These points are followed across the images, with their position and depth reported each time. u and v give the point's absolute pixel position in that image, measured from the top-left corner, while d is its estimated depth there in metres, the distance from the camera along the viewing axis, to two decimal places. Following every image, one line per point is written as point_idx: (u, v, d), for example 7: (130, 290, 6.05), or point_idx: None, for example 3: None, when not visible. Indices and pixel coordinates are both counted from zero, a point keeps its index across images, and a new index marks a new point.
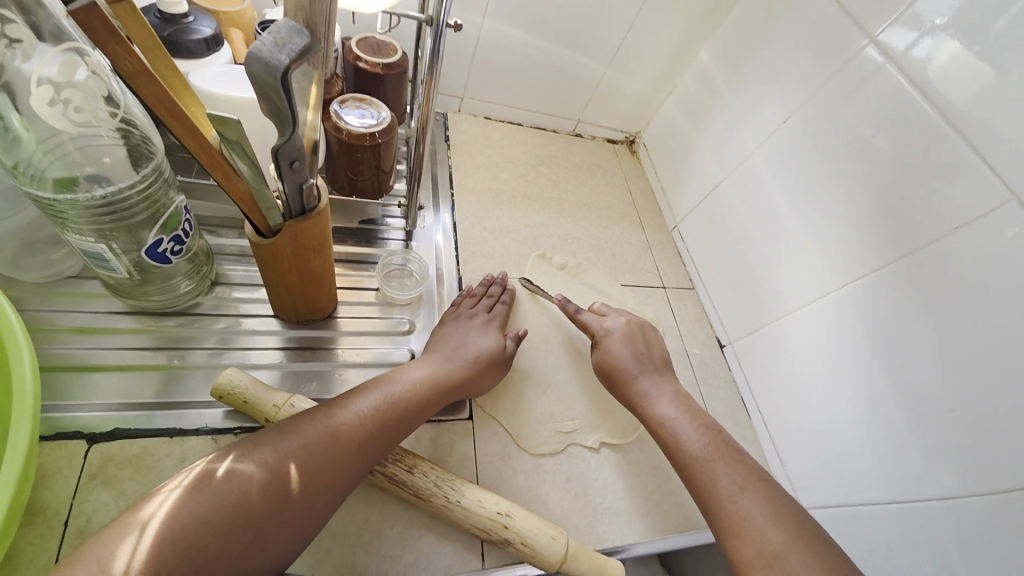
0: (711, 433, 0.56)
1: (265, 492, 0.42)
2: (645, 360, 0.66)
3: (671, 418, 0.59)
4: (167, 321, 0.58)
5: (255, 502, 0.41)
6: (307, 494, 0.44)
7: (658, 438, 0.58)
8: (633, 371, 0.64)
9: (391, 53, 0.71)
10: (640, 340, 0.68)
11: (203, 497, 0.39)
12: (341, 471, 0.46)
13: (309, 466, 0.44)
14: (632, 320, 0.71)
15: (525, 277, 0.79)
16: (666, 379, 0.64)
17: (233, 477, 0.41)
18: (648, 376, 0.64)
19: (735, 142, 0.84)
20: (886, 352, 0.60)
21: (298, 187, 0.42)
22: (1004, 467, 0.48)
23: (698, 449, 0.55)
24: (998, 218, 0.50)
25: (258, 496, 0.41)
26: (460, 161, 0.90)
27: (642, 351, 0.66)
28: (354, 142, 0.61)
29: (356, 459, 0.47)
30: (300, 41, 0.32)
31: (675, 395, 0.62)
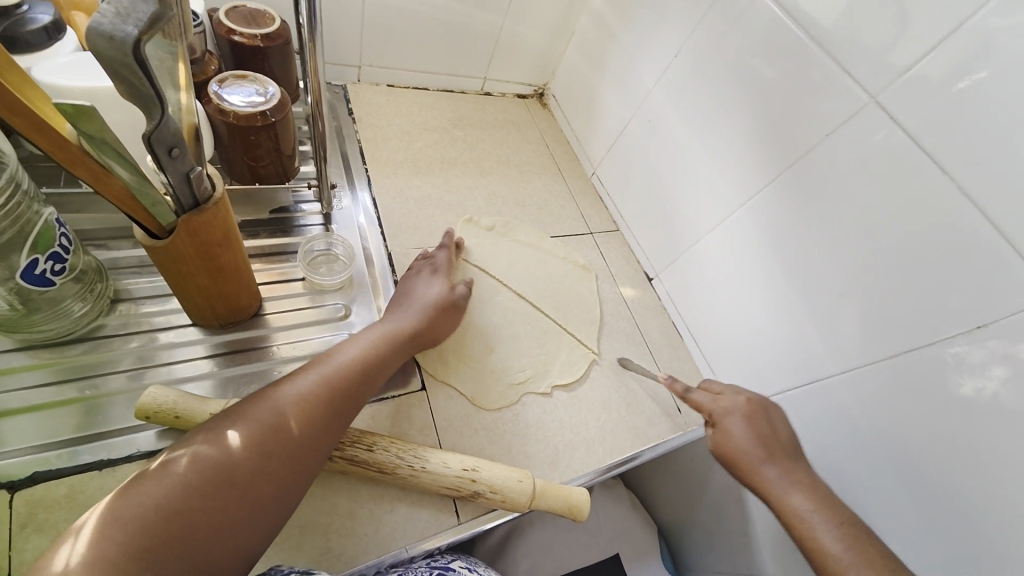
0: (857, 535, 0.51)
1: (238, 467, 0.40)
2: (769, 440, 0.61)
3: (807, 512, 0.54)
4: (68, 351, 0.53)
5: (227, 481, 0.39)
6: (278, 467, 0.42)
7: (794, 535, 0.54)
8: (758, 455, 0.59)
9: (268, 22, 0.65)
10: (763, 420, 0.63)
11: (165, 483, 0.37)
12: (312, 442, 0.45)
13: (282, 438, 0.43)
14: (748, 396, 0.66)
15: (620, 357, 0.76)
16: (798, 462, 0.59)
17: (202, 457, 0.39)
18: (777, 459, 0.58)
19: (636, 82, 0.86)
20: (786, 257, 0.67)
21: (185, 178, 0.39)
22: (886, 336, 0.57)
23: (840, 551, 0.50)
24: (862, 121, 0.57)
25: (228, 476, 0.39)
26: (370, 135, 0.87)
27: (770, 434, 0.61)
28: (244, 124, 0.57)
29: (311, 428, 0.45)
30: (147, 8, 0.29)
31: (810, 484, 0.56)
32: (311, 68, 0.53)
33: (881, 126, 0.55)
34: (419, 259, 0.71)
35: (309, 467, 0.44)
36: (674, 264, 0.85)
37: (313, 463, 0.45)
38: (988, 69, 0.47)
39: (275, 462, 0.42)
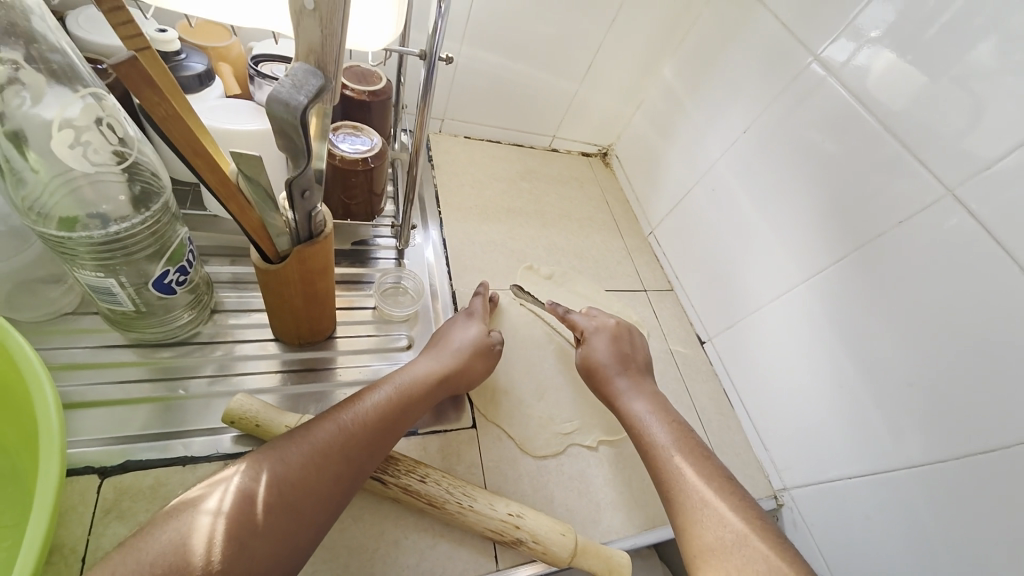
0: (681, 432, 0.59)
1: (289, 482, 0.43)
2: (626, 359, 0.69)
3: (644, 415, 0.61)
4: (164, 353, 0.59)
5: (278, 494, 0.42)
6: (334, 493, 0.45)
7: (631, 431, 0.61)
8: (619, 379, 0.66)
9: (376, 81, 0.74)
10: (626, 341, 0.71)
11: (238, 507, 0.40)
12: (357, 462, 0.47)
13: (330, 456, 0.46)
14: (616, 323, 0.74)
15: (513, 286, 0.82)
16: (644, 380, 0.67)
17: (261, 469, 0.43)
18: (635, 385, 0.65)
19: (701, 151, 0.90)
20: (849, 337, 0.66)
21: (307, 215, 0.45)
22: (961, 433, 0.54)
23: (666, 442, 0.58)
24: (937, 212, 0.57)
25: (281, 490, 0.42)
26: (445, 180, 0.94)
27: (630, 351, 0.70)
28: (348, 167, 0.64)
29: (364, 455, 0.48)
30: (315, 82, 0.35)
31: (652, 395, 0.64)
32: (417, 126, 0.59)
33: (958, 218, 0.55)
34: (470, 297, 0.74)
35: (353, 486, 0.47)
36: (729, 330, 0.85)
37: (356, 482, 0.47)
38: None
39: (332, 488, 0.45)
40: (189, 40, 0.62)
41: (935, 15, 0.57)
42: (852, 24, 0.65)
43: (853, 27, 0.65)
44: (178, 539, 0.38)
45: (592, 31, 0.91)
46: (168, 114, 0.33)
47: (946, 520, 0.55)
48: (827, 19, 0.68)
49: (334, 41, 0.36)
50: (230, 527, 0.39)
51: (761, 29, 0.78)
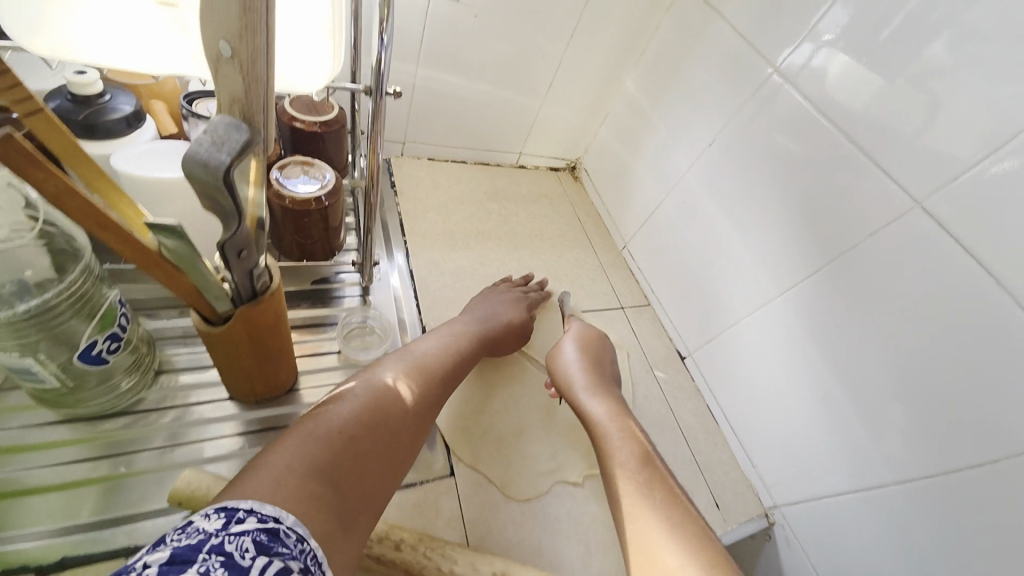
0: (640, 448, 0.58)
1: (352, 431, 0.43)
2: (596, 366, 0.70)
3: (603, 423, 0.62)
4: (107, 425, 0.54)
5: (353, 427, 0.44)
6: (392, 436, 0.47)
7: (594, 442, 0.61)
8: (582, 387, 0.67)
9: (327, 109, 0.70)
10: (598, 352, 0.73)
11: (309, 437, 0.42)
12: (410, 417, 0.50)
13: (388, 407, 0.48)
14: (592, 331, 0.76)
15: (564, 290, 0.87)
16: (609, 390, 0.67)
17: (319, 418, 0.43)
18: (594, 391, 0.66)
19: (669, 164, 0.89)
20: (831, 352, 0.65)
21: (249, 273, 0.41)
22: (950, 449, 0.53)
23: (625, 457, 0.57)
24: (910, 224, 0.56)
25: (359, 420, 0.45)
26: (409, 207, 0.90)
27: (599, 361, 0.71)
28: (299, 208, 0.59)
29: (418, 404, 0.52)
30: (239, 136, 0.31)
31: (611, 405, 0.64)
32: (370, 154, 0.56)
33: (930, 231, 0.54)
34: (493, 287, 0.80)
35: (408, 444, 0.49)
36: (708, 345, 0.83)
37: (410, 439, 0.49)
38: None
39: (389, 428, 0.47)
40: (115, 79, 0.58)
41: (890, 15, 0.56)
42: (812, 31, 0.64)
43: (813, 34, 0.64)
44: (283, 475, 0.38)
45: (552, 48, 0.89)
46: (60, 190, 0.31)
47: (943, 538, 0.54)
48: (785, 31, 0.67)
49: (260, 87, 0.32)
50: (306, 468, 0.39)
51: (721, 40, 0.77)
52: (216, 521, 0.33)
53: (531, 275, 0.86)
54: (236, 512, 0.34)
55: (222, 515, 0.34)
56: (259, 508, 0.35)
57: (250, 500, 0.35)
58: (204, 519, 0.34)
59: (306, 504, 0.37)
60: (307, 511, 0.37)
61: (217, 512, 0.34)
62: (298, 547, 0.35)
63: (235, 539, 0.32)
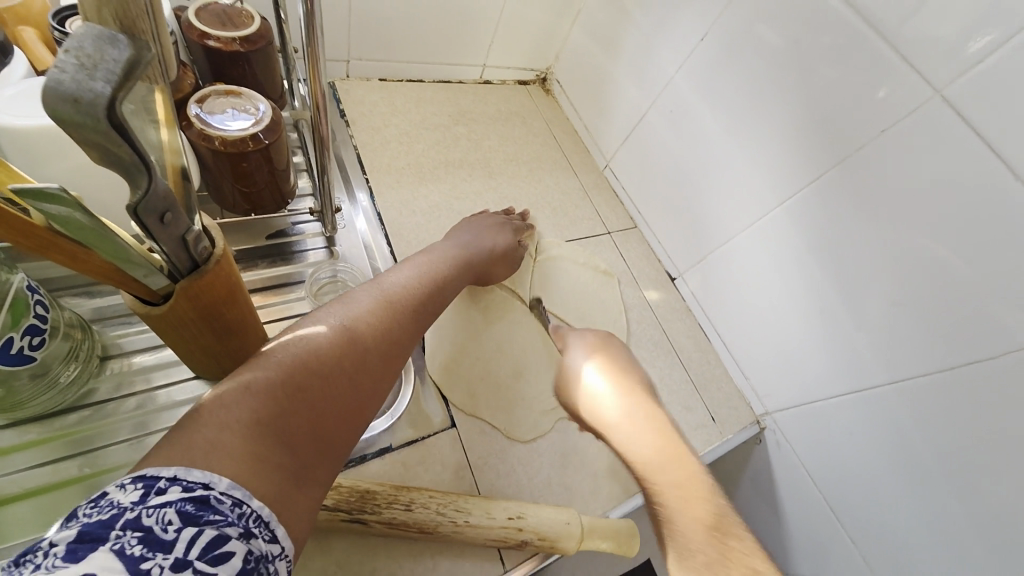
0: None
1: (307, 378, 0.37)
2: (624, 372, 0.65)
3: None
4: (66, 421, 0.48)
5: (302, 373, 0.37)
6: (356, 384, 0.40)
7: None
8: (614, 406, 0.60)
9: (246, 22, 0.57)
10: (616, 356, 0.67)
11: (250, 380, 0.35)
12: (381, 347, 0.43)
13: (351, 342, 0.41)
14: (598, 334, 0.71)
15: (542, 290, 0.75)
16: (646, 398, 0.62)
17: (266, 362, 0.36)
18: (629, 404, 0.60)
19: (654, 67, 0.79)
20: (828, 260, 0.63)
21: (182, 241, 0.33)
22: (947, 347, 0.53)
23: None
24: (926, 117, 0.51)
25: (311, 367, 0.37)
26: (366, 139, 0.79)
27: None
28: (234, 150, 0.48)
29: (391, 347, 0.44)
30: (118, 54, 0.22)
31: None
32: (311, 75, 0.45)
33: (948, 124, 0.50)
34: (478, 215, 0.74)
35: (378, 378, 0.42)
36: (701, 264, 0.81)
37: (379, 374, 0.42)
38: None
39: (351, 374, 0.40)
40: None
41: None
42: None
43: None
44: (217, 432, 0.32)
45: None
46: None
47: (932, 431, 0.55)
48: None
49: None
50: (247, 420, 0.33)
51: None
52: (132, 494, 0.28)
53: (513, 208, 0.81)
54: (156, 482, 0.29)
55: (140, 486, 0.28)
56: (185, 474, 0.29)
57: (174, 466, 0.29)
58: (118, 491, 0.28)
59: (248, 462, 0.31)
60: (250, 474, 0.31)
61: (134, 482, 0.29)
62: (236, 512, 0.29)
63: (155, 512, 0.27)
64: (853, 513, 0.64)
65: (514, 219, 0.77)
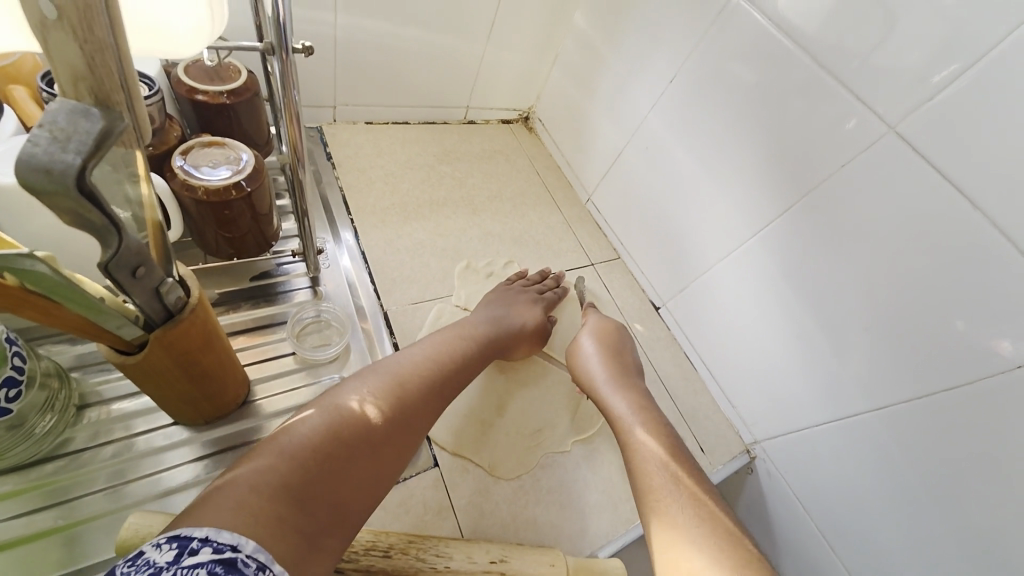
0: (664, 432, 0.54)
1: (332, 446, 0.39)
2: (619, 353, 0.66)
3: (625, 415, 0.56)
4: (41, 472, 0.48)
5: (329, 442, 0.39)
6: (377, 453, 0.42)
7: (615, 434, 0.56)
8: (603, 376, 0.62)
9: (233, 75, 0.60)
10: (618, 339, 0.68)
11: (282, 447, 0.37)
12: (405, 424, 0.45)
13: (378, 416, 0.44)
14: (609, 321, 0.71)
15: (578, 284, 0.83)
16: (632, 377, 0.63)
17: (298, 429, 0.39)
18: (614, 380, 0.61)
19: (629, 106, 0.83)
20: (802, 289, 0.64)
21: (155, 292, 0.33)
22: (921, 373, 0.53)
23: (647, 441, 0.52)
24: (884, 151, 0.54)
25: (339, 436, 0.40)
26: (352, 180, 0.81)
27: (617, 348, 0.66)
28: (217, 198, 0.50)
29: (416, 418, 0.47)
30: (89, 125, 0.24)
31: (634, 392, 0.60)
32: (290, 120, 0.47)
33: (905, 158, 0.52)
34: (508, 281, 0.77)
35: (400, 454, 0.44)
36: (682, 294, 0.82)
37: (401, 451, 0.44)
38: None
39: (373, 445, 0.42)
40: None
41: None
42: None
43: None
44: (247, 493, 0.34)
45: None
46: None
47: (915, 460, 0.55)
48: None
49: (108, 55, 0.25)
50: (275, 488, 0.35)
51: None
52: (167, 554, 0.29)
53: (549, 270, 0.82)
54: (189, 542, 0.29)
55: (175, 546, 0.29)
56: (215, 535, 0.30)
57: (205, 527, 0.31)
58: (153, 550, 0.29)
59: (272, 527, 0.33)
60: (271, 537, 0.32)
61: (169, 541, 0.30)
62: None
63: (189, 573, 0.28)
64: (846, 545, 0.63)
65: (547, 282, 0.78)
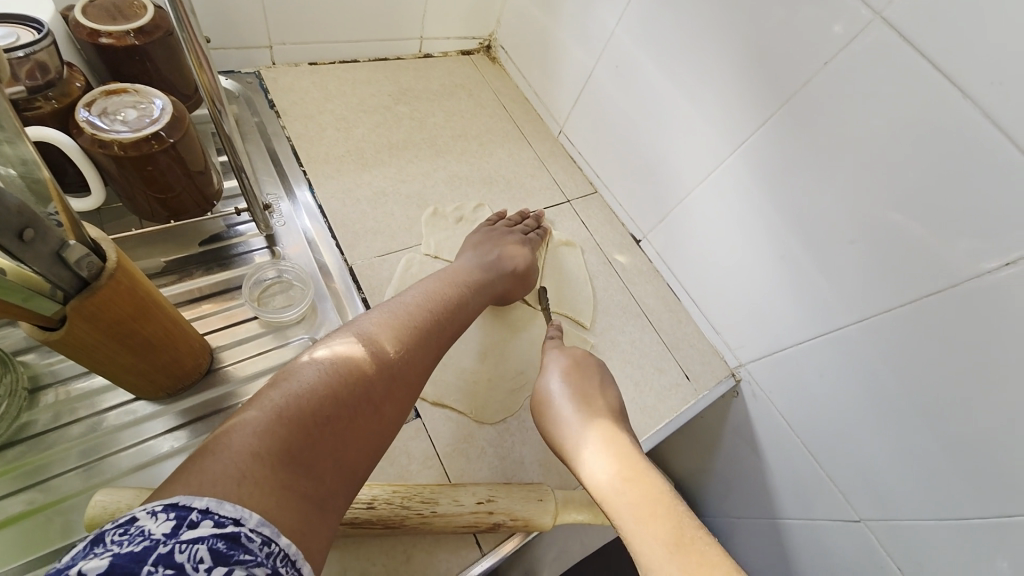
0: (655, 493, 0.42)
1: (330, 406, 0.36)
2: (590, 397, 0.54)
3: (606, 482, 0.44)
4: (6, 457, 0.46)
5: (325, 403, 0.36)
6: (379, 410, 0.40)
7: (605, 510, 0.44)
8: (574, 435, 0.50)
9: (139, 13, 0.53)
10: (591, 375, 0.56)
11: (278, 406, 0.34)
12: (406, 376, 0.43)
13: (376, 369, 0.41)
14: (574, 352, 0.59)
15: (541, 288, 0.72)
16: (614, 428, 0.50)
17: (292, 388, 0.36)
18: (588, 434, 0.49)
19: (594, 20, 0.76)
20: (785, 205, 0.61)
21: (61, 259, 0.30)
22: (906, 281, 0.52)
23: (634, 515, 0.41)
24: (868, 42, 0.49)
25: (337, 398, 0.37)
26: (301, 129, 0.75)
27: (589, 388, 0.54)
28: (135, 154, 0.45)
29: (417, 371, 0.44)
30: None
31: (615, 446, 0.47)
32: (197, 63, 0.42)
33: (890, 48, 0.47)
34: (482, 225, 0.73)
35: (400, 408, 0.42)
36: (662, 224, 0.79)
37: (403, 406, 0.42)
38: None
39: (373, 402, 0.39)
40: None
41: None
42: None
43: None
44: (246, 460, 0.31)
45: None
46: None
47: (897, 368, 0.54)
48: None
49: None
50: (275, 452, 0.32)
51: None
52: (164, 525, 0.27)
53: (527, 211, 0.79)
54: (188, 514, 0.28)
55: (171, 517, 0.28)
56: (216, 507, 0.29)
57: (204, 497, 0.29)
58: (148, 519, 0.27)
59: (277, 497, 0.31)
60: (276, 506, 0.31)
61: (165, 510, 0.28)
62: (265, 551, 0.29)
63: (187, 548, 0.27)
64: (830, 456, 0.64)
65: (526, 223, 0.75)
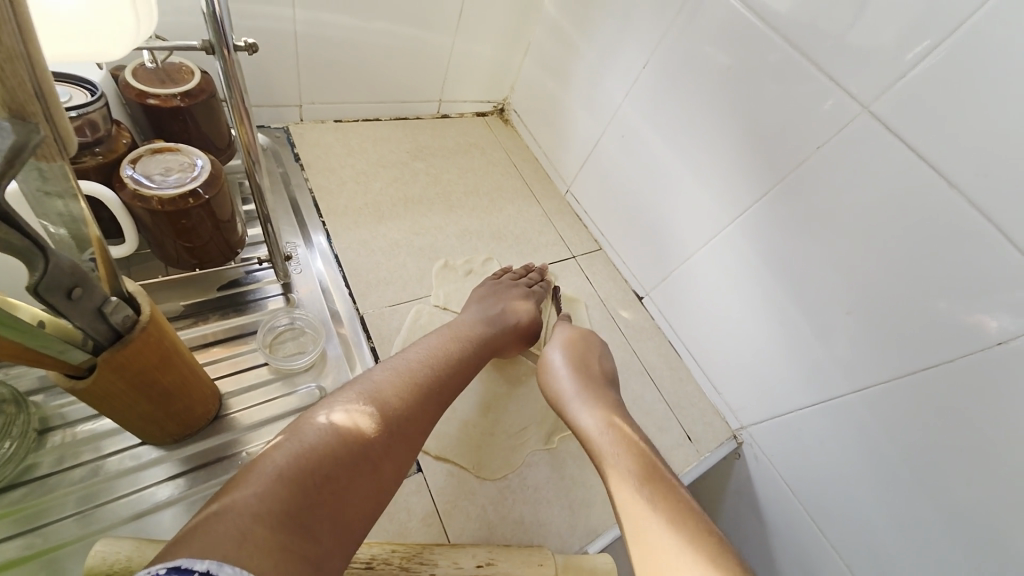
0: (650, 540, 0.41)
1: (331, 465, 0.37)
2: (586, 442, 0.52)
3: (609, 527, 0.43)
4: (7, 499, 0.45)
5: (327, 462, 0.37)
6: (379, 469, 0.40)
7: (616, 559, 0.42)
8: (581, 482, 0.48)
9: (187, 78, 0.57)
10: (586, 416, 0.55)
11: (282, 467, 0.35)
12: (407, 434, 0.43)
13: (377, 427, 0.41)
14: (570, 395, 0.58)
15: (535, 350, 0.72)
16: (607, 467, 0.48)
17: (294, 447, 0.37)
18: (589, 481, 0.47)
19: (602, 93, 0.82)
20: (783, 274, 0.63)
21: (99, 313, 0.32)
22: (902, 354, 0.53)
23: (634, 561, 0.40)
24: (856, 132, 0.53)
25: (338, 456, 0.37)
26: (323, 181, 0.79)
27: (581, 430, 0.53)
28: (172, 208, 0.48)
29: (417, 427, 0.45)
30: (0, 141, 0.23)
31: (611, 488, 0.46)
32: (239, 118, 0.45)
33: (877, 139, 0.51)
34: (488, 278, 0.76)
35: (401, 466, 0.42)
36: (664, 283, 0.81)
37: (403, 464, 0.42)
38: (1000, 69, 0.43)
39: (371, 460, 0.40)
40: None
41: None
42: None
43: None
44: (250, 522, 0.31)
45: None
46: None
47: (898, 440, 0.55)
48: None
49: (18, 65, 0.23)
50: (276, 514, 0.33)
51: None
52: None
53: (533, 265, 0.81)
54: None
55: None
56: (219, 572, 0.28)
57: (207, 562, 0.28)
58: None
59: (278, 559, 0.31)
60: (278, 570, 0.30)
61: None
62: None
63: None
64: (834, 527, 0.63)
65: (531, 276, 0.77)
